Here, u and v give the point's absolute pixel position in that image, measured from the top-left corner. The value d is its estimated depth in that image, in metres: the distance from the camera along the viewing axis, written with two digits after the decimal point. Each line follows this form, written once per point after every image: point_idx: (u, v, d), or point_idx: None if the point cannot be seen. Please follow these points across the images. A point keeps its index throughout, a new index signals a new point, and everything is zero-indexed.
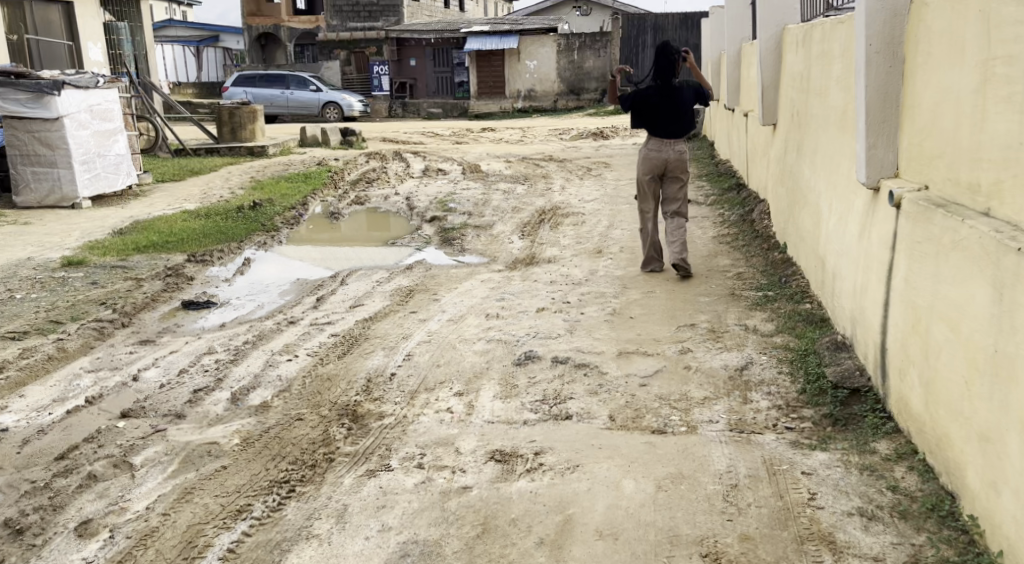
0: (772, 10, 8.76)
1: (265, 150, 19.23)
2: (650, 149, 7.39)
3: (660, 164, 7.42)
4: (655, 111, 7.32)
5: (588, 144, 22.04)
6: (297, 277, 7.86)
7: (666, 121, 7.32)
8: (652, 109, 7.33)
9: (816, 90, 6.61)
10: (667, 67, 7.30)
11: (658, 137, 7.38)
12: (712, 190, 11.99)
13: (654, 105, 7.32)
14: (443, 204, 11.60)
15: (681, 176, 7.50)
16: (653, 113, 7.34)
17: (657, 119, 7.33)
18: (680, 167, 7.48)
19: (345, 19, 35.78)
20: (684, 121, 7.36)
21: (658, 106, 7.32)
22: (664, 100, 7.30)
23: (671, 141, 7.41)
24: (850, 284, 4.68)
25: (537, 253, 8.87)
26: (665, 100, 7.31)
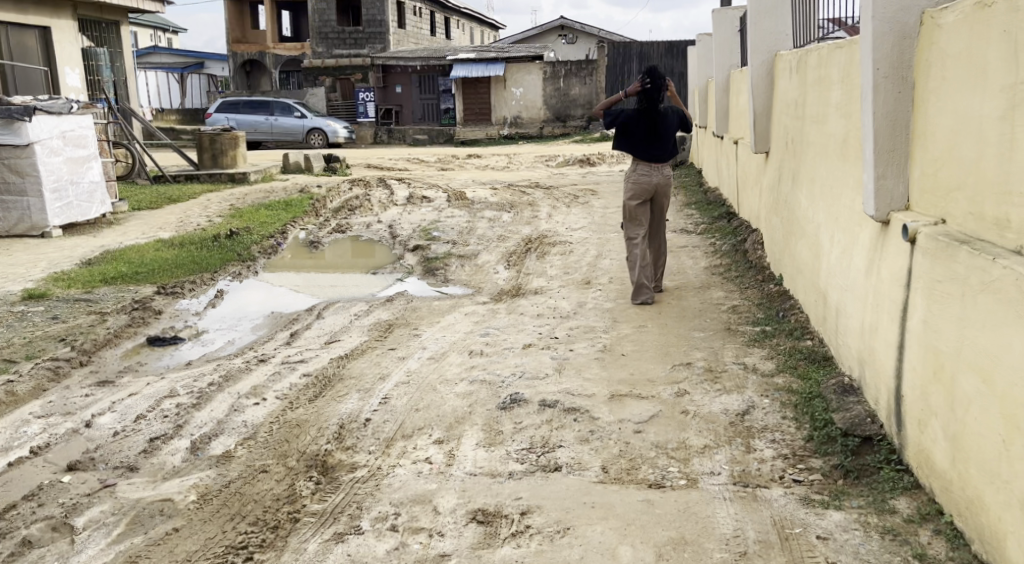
0: (762, 36, 8.51)
1: (246, 176, 18.91)
2: (639, 173, 7.21)
3: (650, 188, 7.26)
4: (642, 135, 7.15)
5: (574, 171, 21.81)
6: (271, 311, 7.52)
7: (652, 146, 7.17)
8: (639, 134, 7.16)
9: (812, 117, 6.33)
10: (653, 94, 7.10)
11: (645, 161, 7.22)
12: (701, 218, 11.72)
13: (641, 130, 7.15)
14: (426, 232, 11.29)
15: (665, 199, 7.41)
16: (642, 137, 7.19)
17: (644, 144, 7.17)
18: (665, 191, 7.38)
19: (331, 46, 35.72)
20: (669, 145, 7.24)
21: (645, 131, 7.15)
22: (651, 125, 7.13)
23: (657, 165, 7.27)
24: (857, 323, 4.36)
25: (522, 283, 8.56)
26: (652, 125, 7.14)
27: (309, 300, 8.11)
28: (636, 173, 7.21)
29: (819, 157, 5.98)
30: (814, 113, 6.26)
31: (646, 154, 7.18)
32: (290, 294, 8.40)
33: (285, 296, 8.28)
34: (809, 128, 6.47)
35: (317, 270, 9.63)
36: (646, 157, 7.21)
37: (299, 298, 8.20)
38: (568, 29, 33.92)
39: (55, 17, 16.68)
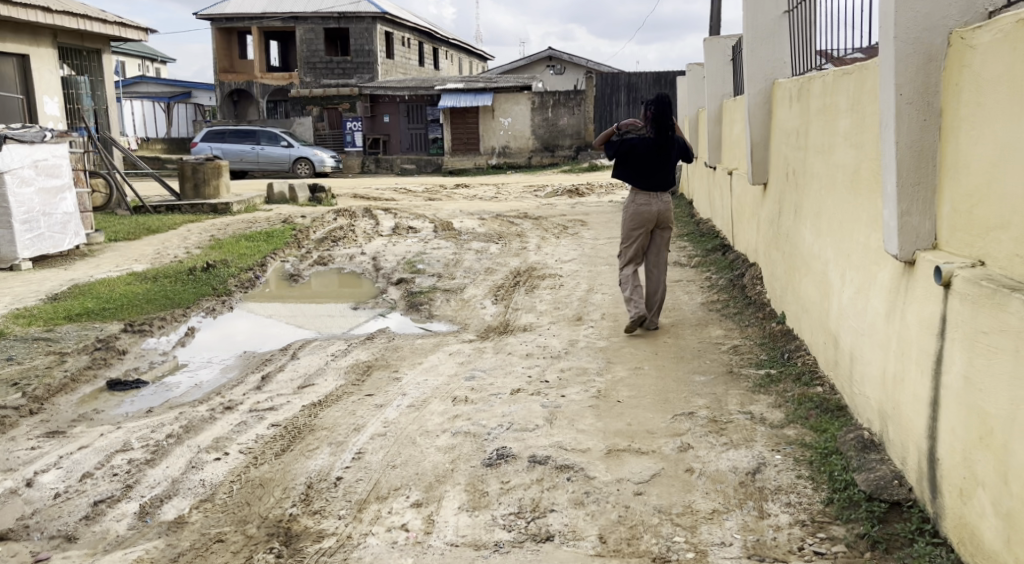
0: (759, 64, 8.18)
1: (229, 207, 18.52)
2: (639, 202, 7.10)
3: (650, 217, 7.14)
4: (645, 161, 7.05)
5: (563, 201, 21.49)
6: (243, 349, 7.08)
7: (653, 174, 7.05)
8: (641, 160, 7.04)
9: (816, 147, 5.99)
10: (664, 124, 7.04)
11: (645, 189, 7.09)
12: (695, 250, 11.37)
13: (644, 156, 7.05)
14: (410, 264, 10.89)
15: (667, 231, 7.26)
16: (642, 166, 7.05)
17: (645, 171, 7.04)
18: (667, 221, 7.24)
19: (319, 76, 35.50)
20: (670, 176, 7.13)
21: (648, 158, 7.04)
22: (655, 152, 7.05)
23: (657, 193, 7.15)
24: (876, 372, 3.97)
25: (511, 319, 8.17)
26: (656, 153, 7.05)
27: (285, 338, 7.66)
28: (635, 202, 7.09)
29: (825, 189, 5.63)
30: (819, 143, 5.91)
31: (646, 181, 7.05)
32: (265, 332, 7.96)
33: (260, 333, 7.84)
34: (812, 159, 6.13)
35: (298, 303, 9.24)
36: (646, 185, 7.07)
37: (274, 335, 7.76)
38: (556, 60, 33.77)
39: (34, 45, 16.32)
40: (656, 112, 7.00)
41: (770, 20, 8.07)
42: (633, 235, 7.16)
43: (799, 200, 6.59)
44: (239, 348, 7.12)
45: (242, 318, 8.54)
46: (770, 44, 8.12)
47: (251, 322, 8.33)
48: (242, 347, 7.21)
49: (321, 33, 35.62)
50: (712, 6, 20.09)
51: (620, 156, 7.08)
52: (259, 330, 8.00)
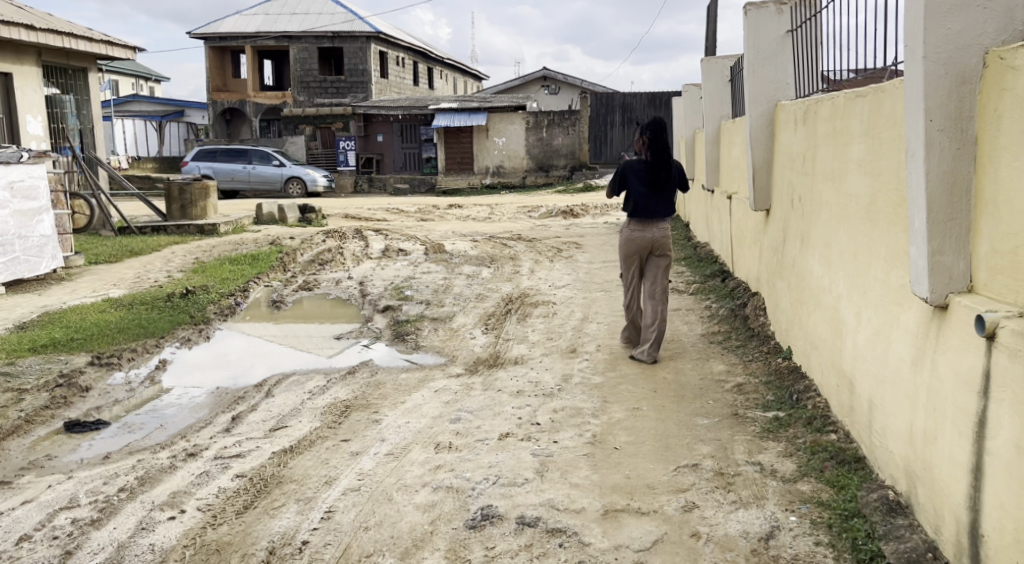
0: (761, 85, 7.76)
1: (217, 228, 18.14)
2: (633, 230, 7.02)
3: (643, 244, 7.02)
4: (641, 190, 6.91)
5: (558, 222, 21.13)
6: (216, 383, 6.69)
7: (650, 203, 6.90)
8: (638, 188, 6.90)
9: (824, 174, 5.69)
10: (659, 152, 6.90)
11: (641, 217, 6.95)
12: (693, 276, 11.01)
13: (640, 184, 6.91)
14: (399, 289, 10.49)
15: (663, 260, 7.01)
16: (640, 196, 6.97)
17: (642, 200, 6.90)
18: (664, 249, 7.01)
19: (313, 95, 35.31)
20: (668, 204, 6.96)
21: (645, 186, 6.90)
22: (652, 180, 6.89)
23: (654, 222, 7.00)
24: (899, 424, 3.65)
25: (501, 351, 7.77)
26: (653, 181, 6.90)
27: (264, 371, 7.24)
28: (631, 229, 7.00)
29: (834, 218, 5.31)
30: (827, 168, 5.59)
31: (642, 210, 6.91)
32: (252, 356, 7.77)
33: (238, 364, 7.47)
34: (820, 185, 5.81)
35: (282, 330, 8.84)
36: (642, 213, 6.93)
37: (252, 365, 7.37)
38: (550, 80, 33.53)
39: (17, 63, 15.95)
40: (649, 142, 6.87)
41: (773, 39, 7.68)
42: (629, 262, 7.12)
43: (805, 229, 6.27)
44: (212, 382, 6.72)
45: (228, 341, 8.39)
46: (773, 64, 7.72)
47: (229, 352, 7.93)
48: (215, 380, 6.81)
49: (315, 52, 35.40)
50: (708, 26, 19.84)
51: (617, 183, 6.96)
52: (237, 358, 7.70)
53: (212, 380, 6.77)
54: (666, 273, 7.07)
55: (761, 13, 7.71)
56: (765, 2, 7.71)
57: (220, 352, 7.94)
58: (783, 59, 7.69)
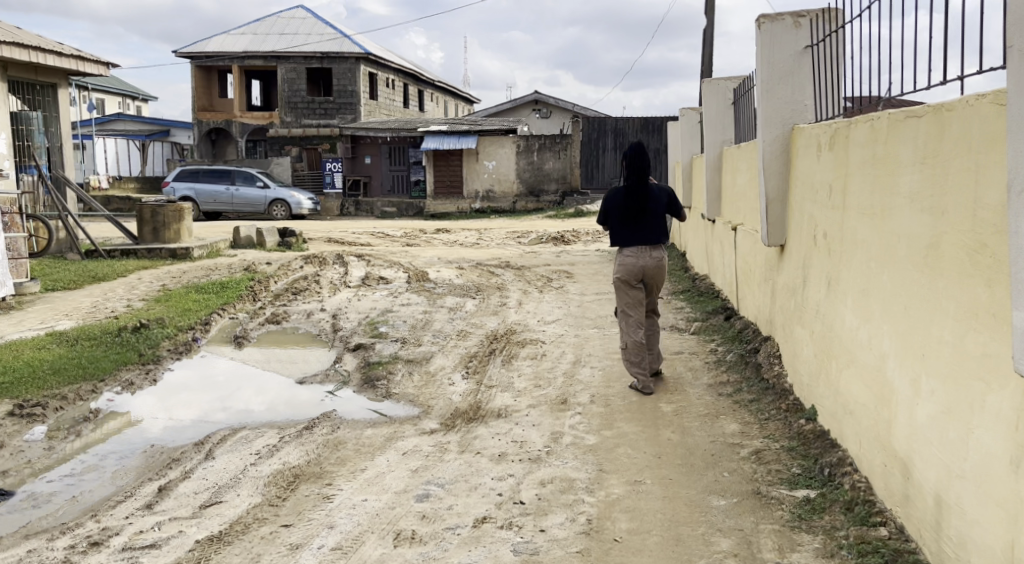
0: (777, 106, 6.86)
1: (190, 252, 17.29)
2: (625, 255, 6.93)
3: (636, 271, 6.89)
4: (627, 217, 6.91)
5: (548, 249, 20.32)
6: (145, 440, 5.79)
7: (639, 228, 6.89)
8: (624, 216, 6.92)
9: (856, 209, 4.98)
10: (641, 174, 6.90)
11: (633, 243, 6.92)
12: (693, 313, 10.20)
13: (626, 211, 6.92)
14: (374, 324, 9.61)
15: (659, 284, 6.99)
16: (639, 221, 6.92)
17: (630, 227, 6.90)
18: (658, 274, 6.95)
19: (300, 115, 34.48)
20: (657, 227, 6.93)
21: (630, 212, 6.90)
22: (636, 205, 6.89)
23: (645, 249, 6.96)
24: (998, 536, 3.01)
25: (483, 401, 6.89)
26: (638, 205, 6.89)
27: (215, 420, 6.45)
28: (623, 256, 6.94)
29: (871, 258, 4.60)
30: (861, 202, 4.84)
31: (632, 237, 6.90)
32: (239, 377, 7.74)
33: (188, 410, 6.71)
34: (850, 221, 5.08)
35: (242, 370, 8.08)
36: (632, 240, 6.92)
37: (199, 412, 6.59)
38: (542, 103, 32.85)
39: None
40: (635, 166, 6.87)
41: (790, 56, 6.83)
42: (625, 293, 6.95)
43: (827, 271, 5.57)
44: (143, 439, 5.82)
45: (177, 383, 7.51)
46: (791, 83, 6.84)
47: (177, 395, 7.12)
48: (148, 435, 5.93)
49: (303, 72, 34.67)
50: (704, 49, 19.18)
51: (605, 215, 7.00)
52: (186, 406, 6.81)
53: (144, 436, 5.89)
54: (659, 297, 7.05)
55: (777, 26, 6.83)
56: (780, 13, 6.84)
57: (167, 398, 7.03)
58: (804, 76, 6.82)
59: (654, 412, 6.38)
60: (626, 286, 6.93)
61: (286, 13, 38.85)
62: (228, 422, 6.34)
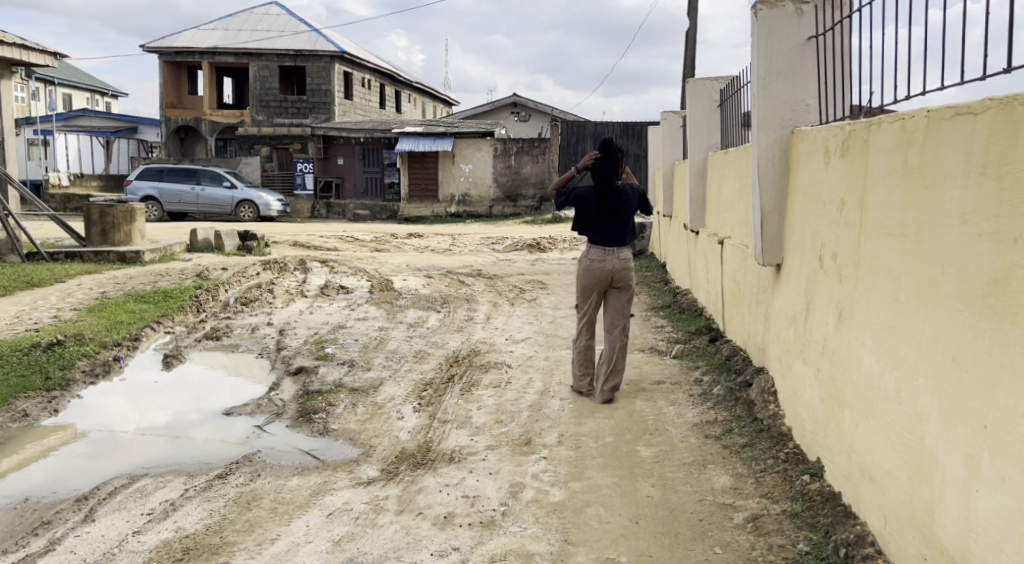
0: (773, 106, 5.97)
1: (139, 256, 16.34)
2: (591, 258, 6.67)
3: (603, 276, 6.66)
4: (594, 217, 6.63)
5: (523, 257, 19.46)
6: (82, 465, 5.66)
7: (607, 229, 6.63)
8: (592, 215, 6.64)
9: (873, 227, 4.16)
10: (609, 170, 6.61)
11: (600, 244, 6.66)
12: (674, 333, 9.33)
13: (594, 210, 6.64)
14: (321, 343, 8.63)
15: (626, 292, 6.74)
16: (607, 219, 6.64)
17: (597, 226, 6.64)
18: (625, 280, 6.72)
19: (272, 114, 33.49)
20: (625, 228, 6.67)
21: (599, 212, 6.62)
22: (605, 205, 6.60)
23: (614, 250, 6.66)
24: None
25: (433, 441, 5.97)
26: (607, 205, 6.61)
27: (189, 422, 6.47)
28: (588, 258, 6.68)
29: (894, 288, 3.80)
30: (882, 220, 4.01)
31: (599, 238, 6.64)
32: (213, 379, 7.78)
33: (159, 412, 6.76)
34: (866, 241, 4.24)
35: (168, 395, 7.19)
36: (599, 240, 6.66)
37: (171, 415, 6.64)
38: (520, 106, 31.95)
39: None
40: (603, 163, 6.58)
41: (788, 50, 5.94)
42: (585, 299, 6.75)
43: (832, 297, 4.76)
44: (87, 459, 5.75)
45: (88, 413, 6.71)
46: (791, 80, 5.97)
47: (149, 396, 7.19)
48: (84, 457, 5.80)
49: (275, 70, 33.64)
50: (689, 51, 18.38)
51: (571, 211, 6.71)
52: (94, 450, 5.90)
53: (85, 457, 5.79)
54: (628, 307, 6.78)
55: (776, 14, 5.94)
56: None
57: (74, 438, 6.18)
58: (806, 69, 5.96)
59: (631, 459, 5.49)
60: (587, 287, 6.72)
61: (259, 10, 37.78)
62: (161, 448, 5.92)
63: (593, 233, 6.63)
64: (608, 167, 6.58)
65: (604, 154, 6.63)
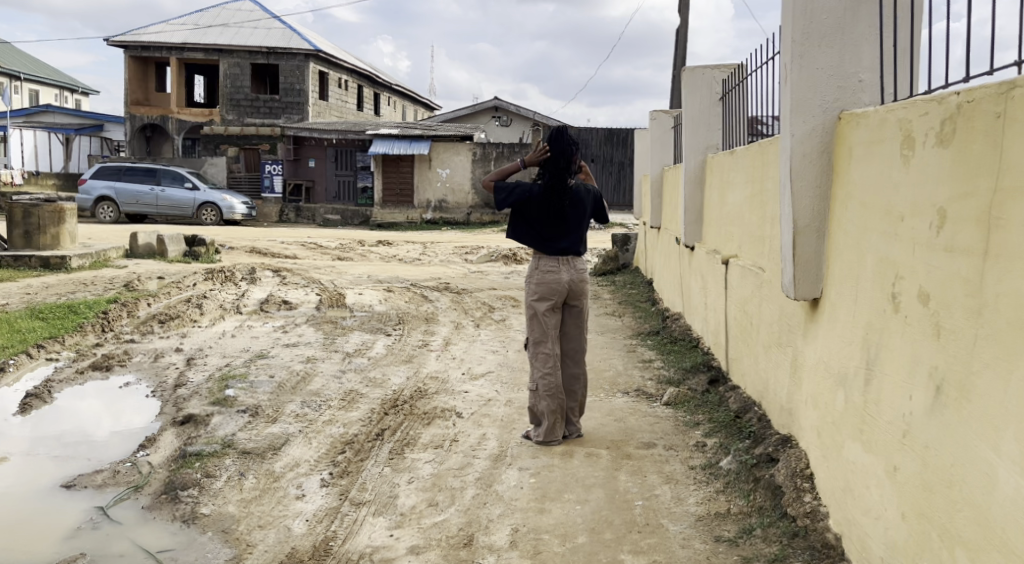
0: (810, 88, 4.34)
1: (65, 261, 14.71)
2: (543, 268, 5.49)
3: (560, 290, 5.48)
4: (543, 220, 5.47)
5: (498, 270, 17.79)
6: (52, 466, 5.37)
7: (559, 234, 5.49)
8: (539, 217, 5.47)
9: (1007, 260, 2.61)
10: (560, 163, 5.44)
11: (549, 251, 5.50)
12: (667, 371, 7.69)
13: (541, 210, 5.45)
14: (225, 380, 6.91)
15: (579, 304, 5.62)
16: (555, 220, 5.48)
17: (542, 229, 5.48)
18: (579, 295, 5.60)
19: (242, 114, 31.70)
20: (578, 234, 5.56)
21: (549, 214, 5.46)
22: (558, 206, 5.45)
23: (567, 260, 5.51)
24: None
25: (337, 539, 4.30)
26: (559, 205, 5.46)
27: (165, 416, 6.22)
28: (539, 270, 5.49)
29: None
30: None
31: (550, 244, 5.48)
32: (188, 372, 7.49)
33: (134, 412, 6.47)
34: (989, 274, 2.69)
35: (121, 415, 6.38)
36: (549, 247, 5.49)
37: (147, 415, 6.33)
38: (502, 110, 30.31)
39: None
40: (553, 155, 5.42)
41: (833, 7, 4.31)
42: (541, 326, 5.51)
43: (911, 361, 3.18)
44: (60, 461, 5.47)
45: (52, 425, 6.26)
46: (837, 50, 4.33)
47: (122, 396, 6.92)
48: (54, 457, 5.55)
49: (247, 68, 31.85)
50: (679, 49, 16.79)
51: (511, 211, 5.51)
52: None
53: (56, 457, 5.54)
54: (582, 320, 5.67)
55: None
56: None
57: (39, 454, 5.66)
58: (860, 33, 4.33)
59: None
60: (543, 309, 5.49)
61: (231, 5, 35.96)
62: None
63: (534, 236, 5.48)
64: (560, 161, 5.42)
65: (556, 145, 5.48)
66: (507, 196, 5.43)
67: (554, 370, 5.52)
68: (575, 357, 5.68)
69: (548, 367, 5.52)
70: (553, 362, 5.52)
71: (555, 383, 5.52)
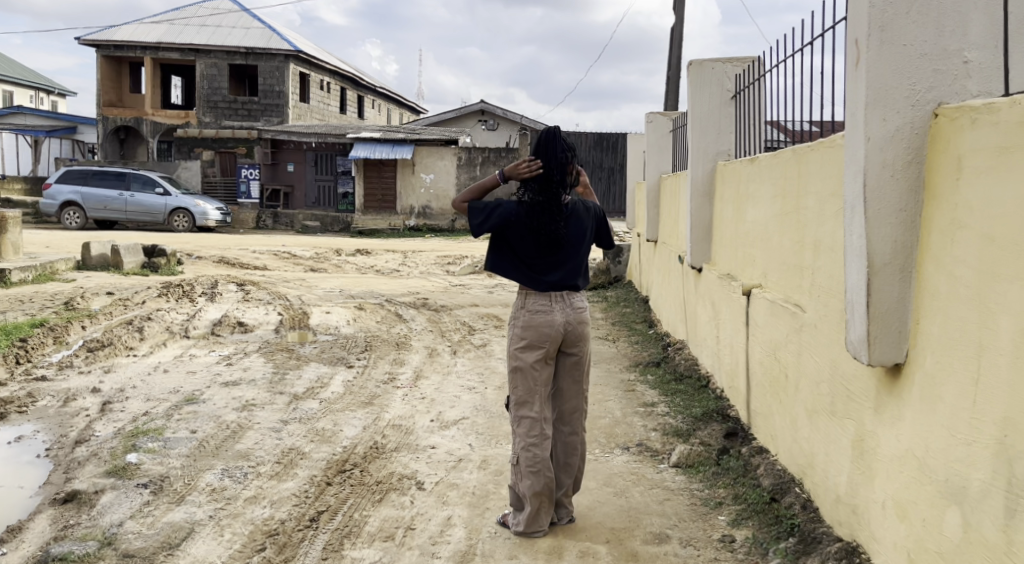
0: (891, 73, 3.10)
1: (6, 275, 13.39)
2: (531, 307, 4.24)
3: (552, 337, 4.23)
4: (530, 247, 4.22)
5: (481, 283, 16.54)
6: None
7: (551, 263, 4.25)
8: (526, 244, 4.22)
9: None
10: (551, 174, 4.23)
11: (539, 286, 4.24)
12: (674, 419, 6.45)
13: (529, 233, 4.21)
14: (134, 437, 5.62)
15: (578, 356, 4.34)
16: (547, 246, 4.23)
17: (531, 259, 4.23)
18: (577, 342, 4.33)
19: (220, 116, 30.24)
20: (576, 263, 4.30)
21: (539, 239, 4.21)
22: (551, 228, 4.20)
23: (561, 296, 4.25)
24: None
25: None
26: (553, 227, 4.21)
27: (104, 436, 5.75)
28: (525, 310, 4.24)
29: None
30: None
31: (538, 278, 4.24)
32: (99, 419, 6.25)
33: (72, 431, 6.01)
34: None
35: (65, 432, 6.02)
36: (542, 281, 4.24)
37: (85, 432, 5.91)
38: (489, 113, 29.02)
39: None
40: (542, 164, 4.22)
41: None
42: (526, 381, 4.26)
43: None
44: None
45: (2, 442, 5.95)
46: (928, 17, 3.10)
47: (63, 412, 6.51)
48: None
49: (224, 68, 30.46)
50: (677, 49, 15.55)
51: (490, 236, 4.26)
52: None
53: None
54: (582, 375, 4.39)
55: None
56: None
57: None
58: None
59: None
60: (532, 360, 4.23)
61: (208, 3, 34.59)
62: None
63: (522, 268, 4.24)
64: (549, 172, 4.22)
65: (543, 151, 4.27)
66: (484, 219, 4.19)
67: (539, 440, 4.27)
68: (572, 423, 4.41)
69: (533, 436, 4.27)
70: (541, 429, 4.27)
71: (542, 457, 4.26)
